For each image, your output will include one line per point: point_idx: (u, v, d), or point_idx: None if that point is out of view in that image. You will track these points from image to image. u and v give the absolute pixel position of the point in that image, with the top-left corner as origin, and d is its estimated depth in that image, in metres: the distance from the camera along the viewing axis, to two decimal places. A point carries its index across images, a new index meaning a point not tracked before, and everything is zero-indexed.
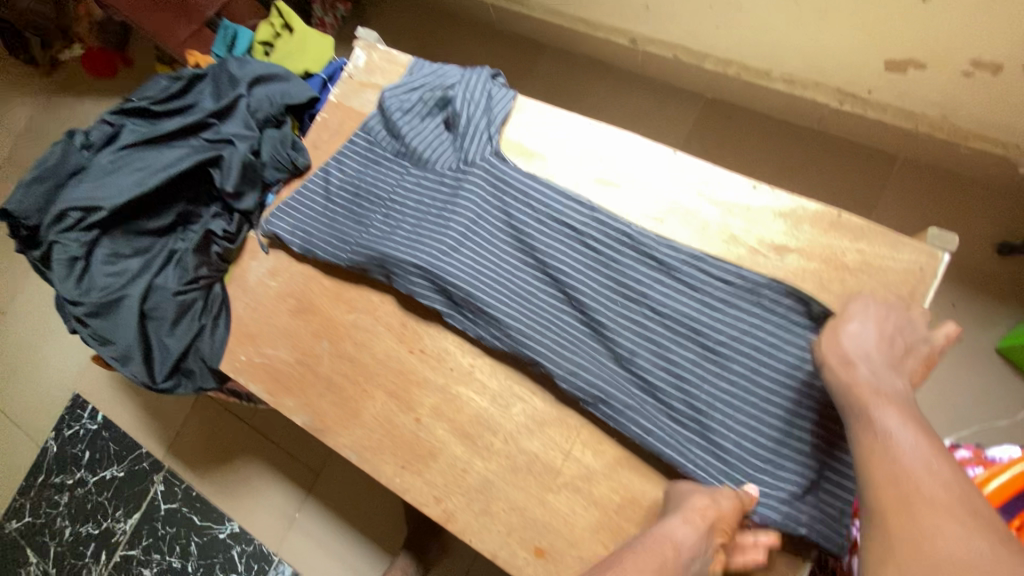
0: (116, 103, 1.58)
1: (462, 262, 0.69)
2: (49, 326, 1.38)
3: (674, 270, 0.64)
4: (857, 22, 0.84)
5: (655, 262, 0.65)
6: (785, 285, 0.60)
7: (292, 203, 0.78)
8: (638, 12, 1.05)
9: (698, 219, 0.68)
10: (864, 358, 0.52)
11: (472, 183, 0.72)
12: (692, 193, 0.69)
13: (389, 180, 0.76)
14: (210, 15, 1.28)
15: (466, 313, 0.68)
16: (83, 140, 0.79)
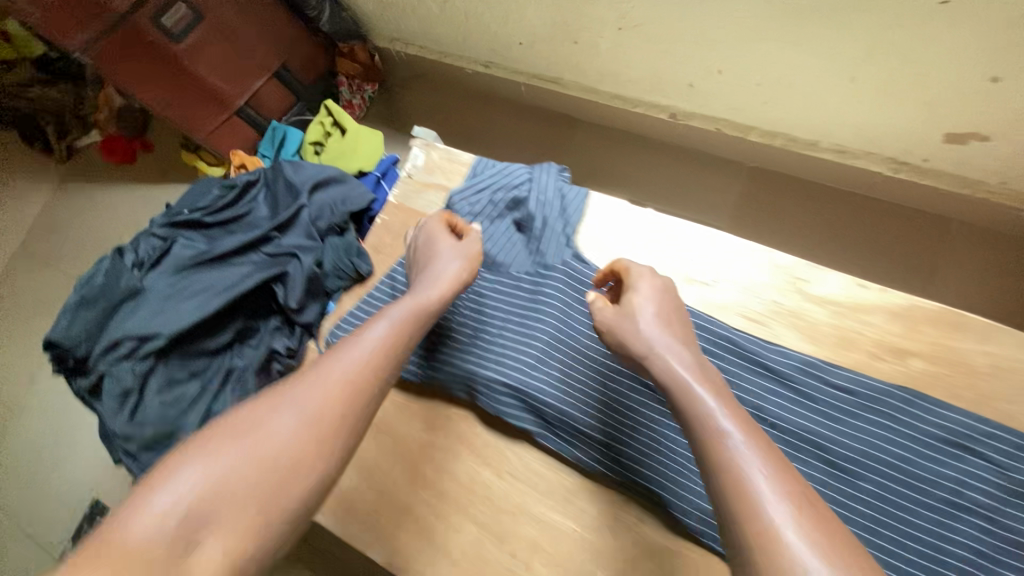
0: (134, 188, 1.55)
1: (552, 377, 0.65)
2: (65, 428, 1.29)
3: (789, 380, 0.59)
4: (917, 97, 0.83)
5: (767, 371, 0.60)
6: (910, 392, 0.57)
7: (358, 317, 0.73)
8: (680, 90, 1.05)
9: (807, 320, 0.62)
10: (667, 341, 0.53)
11: (553, 290, 0.69)
12: (792, 291, 0.64)
13: (462, 288, 0.73)
14: (241, 104, 1.29)
15: (561, 433, 0.64)
16: (135, 259, 0.76)
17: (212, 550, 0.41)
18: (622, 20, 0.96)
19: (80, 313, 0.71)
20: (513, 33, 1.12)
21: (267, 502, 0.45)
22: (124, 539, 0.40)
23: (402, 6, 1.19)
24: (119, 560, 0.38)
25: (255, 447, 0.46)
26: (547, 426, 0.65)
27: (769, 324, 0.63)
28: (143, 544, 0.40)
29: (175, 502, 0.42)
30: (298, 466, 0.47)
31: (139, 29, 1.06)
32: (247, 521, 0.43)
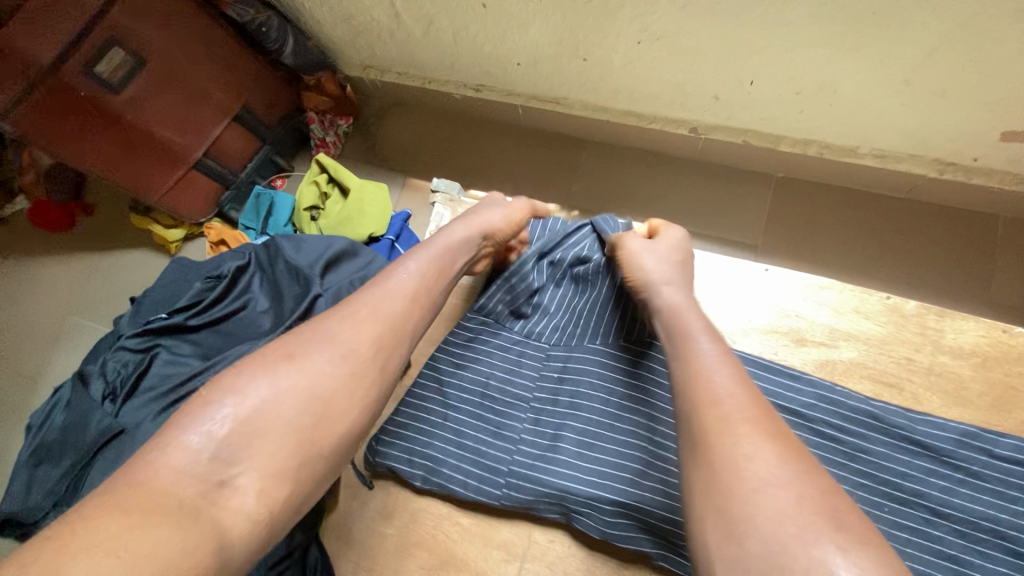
0: (76, 259, 1.34)
1: (640, 480, 0.69)
2: None
3: (906, 433, 0.66)
4: (978, 98, 0.77)
5: (886, 426, 0.67)
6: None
7: (432, 427, 0.77)
8: (704, 103, 0.96)
9: (837, 331, 0.79)
10: (716, 378, 0.53)
11: (624, 389, 0.75)
12: (820, 308, 0.80)
13: (530, 389, 0.79)
14: (199, 156, 1.12)
15: (647, 535, 0.68)
16: (105, 389, 0.62)
17: (248, 487, 0.47)
18: (643, 33, 0.84)
19: (44, 473, 0.57)
20: (511, 54, 0.99)
21: (297, 442, 0.50)
22: (163, 477, 0.45)
23: (378, 32, 1.05)
24: (145, 494, 0.43)
25: (276, 397, 0.51)
26: (636, 529, 0.68)
27: (903, 383, 0.74)
28: (174, 485, 0.45)
29: (208, 433, 0.48)
30: (316, 416, 0.51)
31: (69, 84, 0.88)
32: (278, 463, 0.49)
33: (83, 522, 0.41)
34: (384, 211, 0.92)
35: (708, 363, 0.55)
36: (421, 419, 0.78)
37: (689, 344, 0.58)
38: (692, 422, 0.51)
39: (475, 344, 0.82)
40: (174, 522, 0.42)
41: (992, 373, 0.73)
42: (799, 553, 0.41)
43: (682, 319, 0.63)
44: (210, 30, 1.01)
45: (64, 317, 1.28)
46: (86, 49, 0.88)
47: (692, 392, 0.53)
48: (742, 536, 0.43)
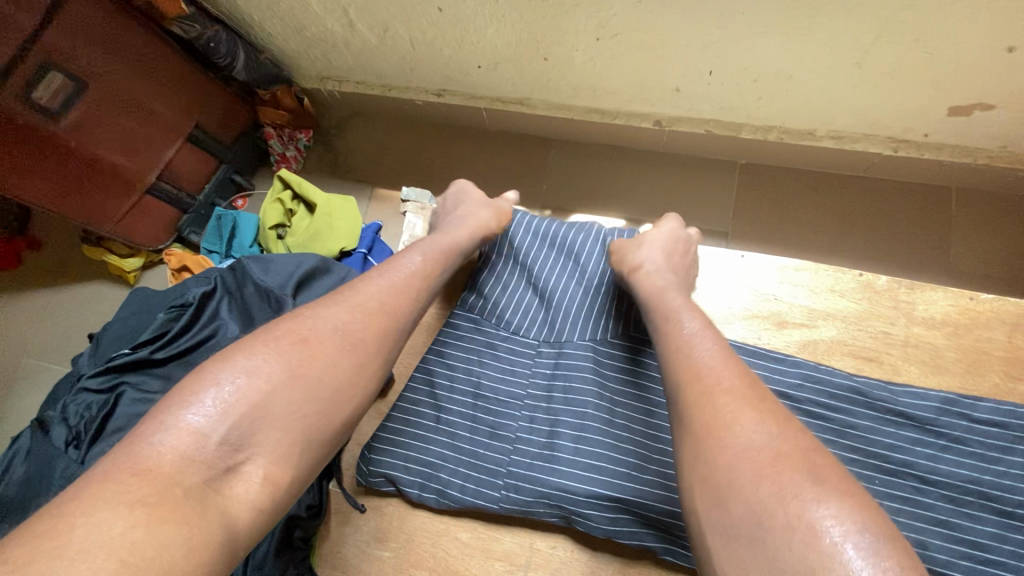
0: (25, 296, 1.26)
1: (646, 477, 0.69)
2: None
3: (886, 404, 0.68)
4: (926, 76, 0.80)
5: (866, 398, 0.69)
6: (1003, 407, 0.65)
7: (426, 431, 0.76)
8: (666, 96, 0.97)
9: (798, 306, 0.81)
10: (699, 346, 0.56)
11: (619, 381, 0.76)
12: (779, 284, 0.83)
13: (525, 387, 0.78)
14: (154, 179, 1.08)
15: (657, 530, 0.68)
16: (66, 435, 0.57)
17: (253, 473, 0.46)
18: (601, 30, 0.84)
19: (4, 534, 0.53)
20: (470, 57, 0.98)
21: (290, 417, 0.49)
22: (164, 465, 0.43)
23: (332, 42, 1.03)
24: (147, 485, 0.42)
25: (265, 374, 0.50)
26: (644, 524, 0.68)
27: (882, 357, 0.77)
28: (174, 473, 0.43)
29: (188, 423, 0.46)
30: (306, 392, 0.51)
31: (6, 113, 0.82)
32: (282, 442, 0.48)
33: (74, 513, 0.38)
34: (355, 226, 0.89)
35: (690, 332, 0.58)
36: (415, 424, 0.77)
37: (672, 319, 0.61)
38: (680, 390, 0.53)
39: (462, 344, 0.81)
40: (176, 508, 0.41)
41: (959, 338, 0.76)
42: (784, 508, 0.43)
43: (668, 298, 0.65)
44: (154, 47, 0.96)
45: (17, 359, 1.21)
46: (23, 75, 0.82)
47: (679, 363, 0.56)
48: (730, 500, 0.45)
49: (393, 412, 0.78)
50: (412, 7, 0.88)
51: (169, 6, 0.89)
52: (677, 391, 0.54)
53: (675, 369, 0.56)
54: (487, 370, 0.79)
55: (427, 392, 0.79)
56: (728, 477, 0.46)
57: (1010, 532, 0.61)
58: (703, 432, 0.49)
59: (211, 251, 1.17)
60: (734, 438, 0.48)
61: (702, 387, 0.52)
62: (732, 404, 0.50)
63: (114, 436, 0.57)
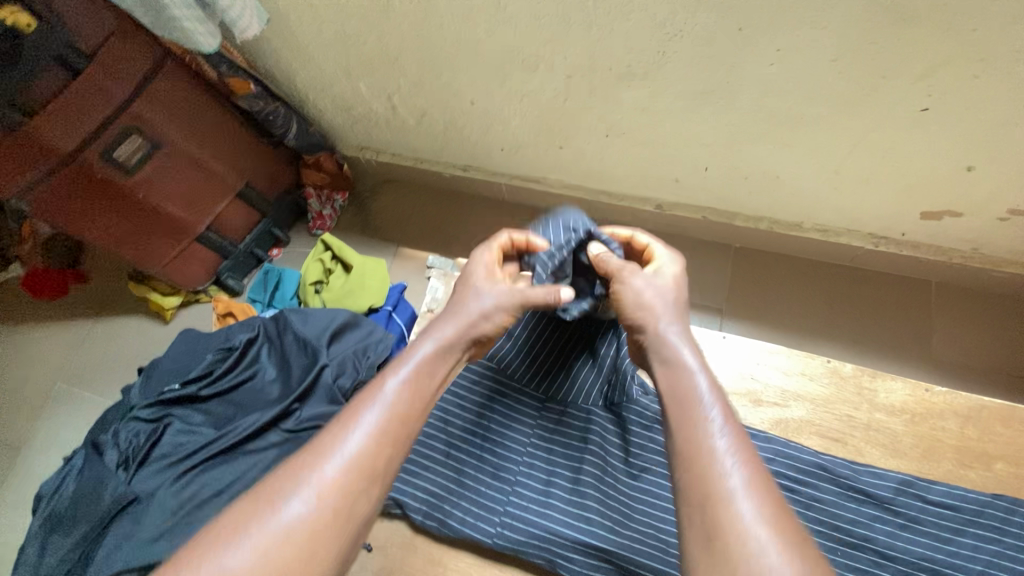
0: (66, 323, 1.37)
1: (632, 533, 0.73)
2: None
3: (889, 503, 0.62)
4: (898, 184, 0.89)
5: (865, 496, 0.63)
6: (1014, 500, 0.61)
7: (417, 466, 0.79)
8: (668, 185, 1.07)
9: None
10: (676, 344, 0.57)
11: (601, 429, 0.80)
12: None
13: (519, 435, 0.81)
14: (202, 229, 1.19)
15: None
16: (117, 457, 0.63)
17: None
18: (610, 128, 0.96)
19: (55, 543, 0.58)
20: (495, 140, 1.11)
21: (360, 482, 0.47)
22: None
23: (375, 120, 1.17)
24: None
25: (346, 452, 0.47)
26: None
27: None
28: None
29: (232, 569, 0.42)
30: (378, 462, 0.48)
31: (86, 168, 0.96)
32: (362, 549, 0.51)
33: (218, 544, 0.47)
34: (383, 285, 0.96)
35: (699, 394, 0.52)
36: (419, 456, 0.79)
37: (698, 403, 0.51)
38: (704, 492, 0.45)
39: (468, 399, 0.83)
40: None
41: (914, 426, 0.68)
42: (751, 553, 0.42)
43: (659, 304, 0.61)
44: (219, 115, 1.10)
45: (51, 383, 1.30)
46: (106, 138, 0.96)
47: (696, 430, 0.49)
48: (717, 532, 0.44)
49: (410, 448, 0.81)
50: (448, 99, 1.02)
51: (240, 86, 1.03)
52: (700, 472, 0.47)
53: (695, 464, 0.47)
54: (491, 421, 0.82)
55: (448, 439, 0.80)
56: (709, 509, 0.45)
57: None
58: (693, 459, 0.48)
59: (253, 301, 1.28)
60: (724, 461, 0.47)
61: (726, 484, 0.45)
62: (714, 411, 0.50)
63: (160, 461, 0.62)
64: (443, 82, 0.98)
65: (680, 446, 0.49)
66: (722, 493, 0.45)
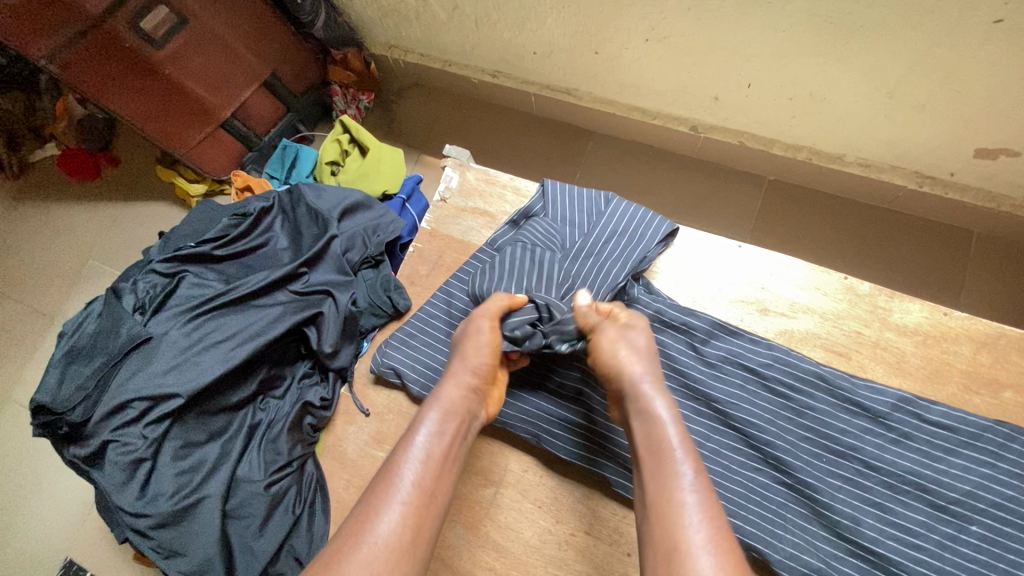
0: (97, 205, 1.41)
1: None
2: (22, 470, 1.12)
3: (883, 418, 0.56)
4: (955, 113, 0.83)
5: (860, 409, 0.57)
6: None
7: (406, 333, 0.66)
8: (706, 103, 1.02)
9: None
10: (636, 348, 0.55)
11: None
12: None
13: None
14: (227, 116, 1.19)
15: None
16: (134, 303, 0.66)
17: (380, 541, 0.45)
18: (650, 32, 0.90)
19: (76, 371, 0.61)
20: (527, 42, 1.06)
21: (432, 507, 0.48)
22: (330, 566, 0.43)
23: (405, 13, 1.12)
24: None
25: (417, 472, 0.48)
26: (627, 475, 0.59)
27: None
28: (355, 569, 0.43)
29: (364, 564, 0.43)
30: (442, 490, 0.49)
31: (115, 36, 0.95)
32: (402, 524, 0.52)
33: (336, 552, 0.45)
34: (398, 172, 0.94)
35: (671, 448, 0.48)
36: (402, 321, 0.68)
37: (660, 458, 0.48)
38: (664, 553, 0.44)
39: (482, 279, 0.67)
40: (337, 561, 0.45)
41: (924, 348, 0.60)
42: None
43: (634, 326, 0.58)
44: None
45: (85, 259, 1.36)
46: (134, 5, 0.94)
47: (661, 487, 0.47)
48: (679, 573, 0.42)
49: (408, 320, 0.67)
50: None
51: None
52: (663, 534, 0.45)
53: (657, 520, 0.45)
54: None
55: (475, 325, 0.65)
56: (666, 549, 0.44)
57: (941, 523, 0.53)
58: (654, 503, 0.46)
59: (270, 176, 1.26)
60: (685, 508, 0.45)
61: (680, 531, 0.44)
62: (682, 459, 0.48)
63: (173, 308, 0.65)
64: None
65: (647, 499, 0.47)
66: (672, 541, 0.44)
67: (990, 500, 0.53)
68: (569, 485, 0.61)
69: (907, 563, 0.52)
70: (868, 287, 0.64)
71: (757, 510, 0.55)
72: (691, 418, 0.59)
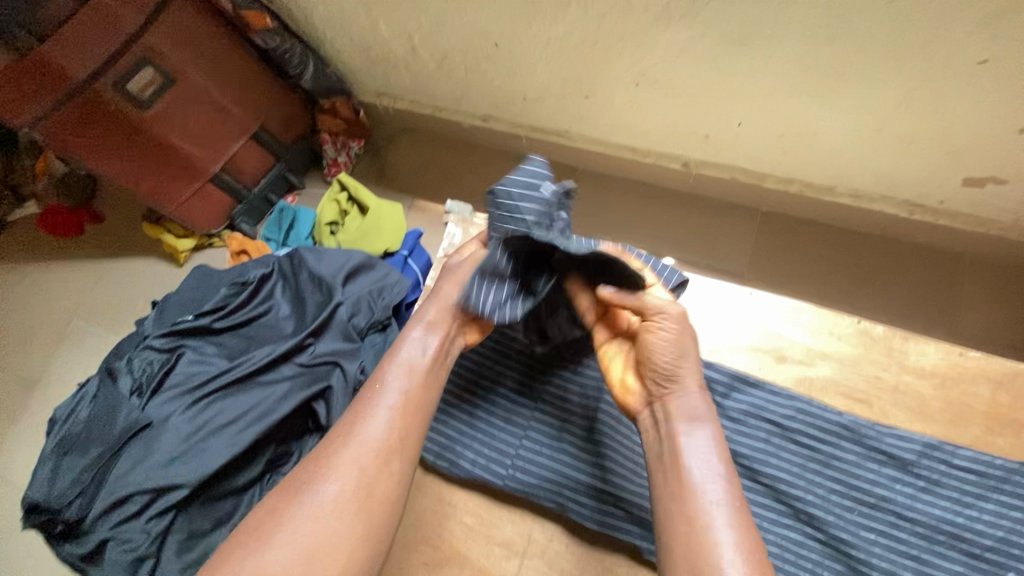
0: (80, 263, 1.37)
1: None
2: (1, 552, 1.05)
3: (911, 466, 0.56)
4: (942, 146, 0.85)
5: (887, 457, 0.56)
6: None
7: None
8: (697, 142, 1.03)
9: None
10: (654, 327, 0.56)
11: None
12: None
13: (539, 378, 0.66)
14: (216, 171, 1.17)
15: None
16: (131, 384, 0.63)
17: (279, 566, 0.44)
18: (641, 76, 0.91)
19: (71, 463, 0.59)
20: (518, 88, 1.06)
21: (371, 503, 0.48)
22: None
23: (394, 62, 1.12)
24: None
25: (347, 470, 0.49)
26: None
27: None
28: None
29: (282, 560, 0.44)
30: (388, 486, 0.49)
31: (100, 98, 0.94)
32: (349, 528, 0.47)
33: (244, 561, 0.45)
34: (398, 227, 0.93)
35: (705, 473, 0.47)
36: None
37: (685, 433, 0.50)
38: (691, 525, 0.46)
39: (492, 341, 0.68)
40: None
41: (944, 390, 0.60)
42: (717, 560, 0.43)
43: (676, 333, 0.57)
44: (234, 52, 1.07)
45: (69, 320, 1.31)
46: (119, 68, 0.93)
47: (687, 462, 0.48)
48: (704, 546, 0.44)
49: None
50: (472, 40, 0.97)
51: (256, 20, 1.00)
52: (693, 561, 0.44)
53: (681, 497, 0.47)
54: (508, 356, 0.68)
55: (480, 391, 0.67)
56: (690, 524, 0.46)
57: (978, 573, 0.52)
58: (677, 480, 0.48)
59: (267, 238, 1.26)
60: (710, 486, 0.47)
61: (707, 505, 0.46)
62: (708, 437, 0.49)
63: (172, 390, 0.62)
64: (467, 21, 0.93)
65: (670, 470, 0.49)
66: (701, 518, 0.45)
67: None
68: (596, 551, 0.59)
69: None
70: (881, 329, 0.64)
71: (793, 570, 0.54)
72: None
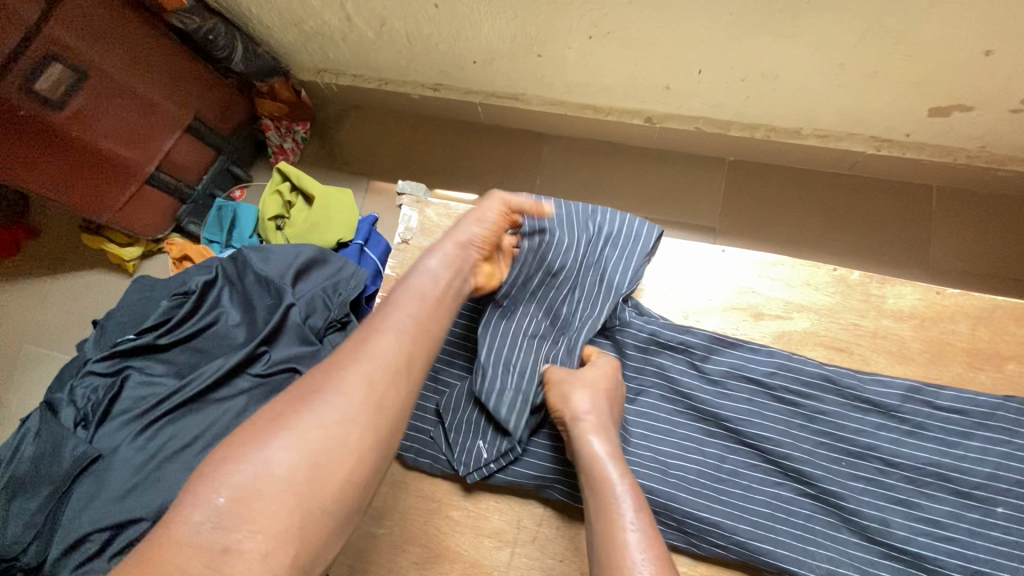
0: (21, 283, 1.27)
1: (643, 455, 0.57)
2: None
3: (895, 412, 0.55)
4: (906, 77, 0.82)
5: (872, 406, 0.55)
6: None
7: None
8: (659, 94, 0.98)
9: None
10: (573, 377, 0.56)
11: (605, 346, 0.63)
12: None
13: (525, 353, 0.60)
14: (150, 170, 1.08)
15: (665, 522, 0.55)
16: (75, 416, 0.59)
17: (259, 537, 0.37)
18: (593, 28, 0.85)
19: (18, 507, 0.54)
20: (466, 52, 1.00)
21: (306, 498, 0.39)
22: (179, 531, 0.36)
23: (329, 35, 1.04)
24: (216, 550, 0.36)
25: (330, 411, 0.42)
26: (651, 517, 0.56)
27: None
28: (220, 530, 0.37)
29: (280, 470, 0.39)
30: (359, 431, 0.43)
31: (9, 104, 0.83)
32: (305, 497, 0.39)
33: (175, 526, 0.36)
34: (351, 216, 0.88)
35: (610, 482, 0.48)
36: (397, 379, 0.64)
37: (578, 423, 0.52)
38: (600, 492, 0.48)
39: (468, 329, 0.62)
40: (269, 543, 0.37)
41: (923, 331, 0.59)
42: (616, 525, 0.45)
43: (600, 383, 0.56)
44: (150, 37, 0.97)
45: (19, 346, 1.23)
46: (25, 68, 0.82)
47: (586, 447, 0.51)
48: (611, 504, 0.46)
49: None
50: (409, 4, 0.89)
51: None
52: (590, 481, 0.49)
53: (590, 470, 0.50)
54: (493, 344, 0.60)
55: (463, 377, 0.64)
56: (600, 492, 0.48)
57: (967, 510, 0.51)
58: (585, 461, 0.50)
59: (211, 240, 1.20)
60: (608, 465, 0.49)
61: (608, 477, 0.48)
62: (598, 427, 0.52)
63: (121, 417, 0.58)
64: None
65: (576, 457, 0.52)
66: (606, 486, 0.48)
67: (1012, 479, 0.51)
68: (588, 531, 0.58)
69: (940, 558, 0.50)
70: (856, 274, 0.62)
71: (785, 529, 0.53)
72: (702, 441, 0.57)
